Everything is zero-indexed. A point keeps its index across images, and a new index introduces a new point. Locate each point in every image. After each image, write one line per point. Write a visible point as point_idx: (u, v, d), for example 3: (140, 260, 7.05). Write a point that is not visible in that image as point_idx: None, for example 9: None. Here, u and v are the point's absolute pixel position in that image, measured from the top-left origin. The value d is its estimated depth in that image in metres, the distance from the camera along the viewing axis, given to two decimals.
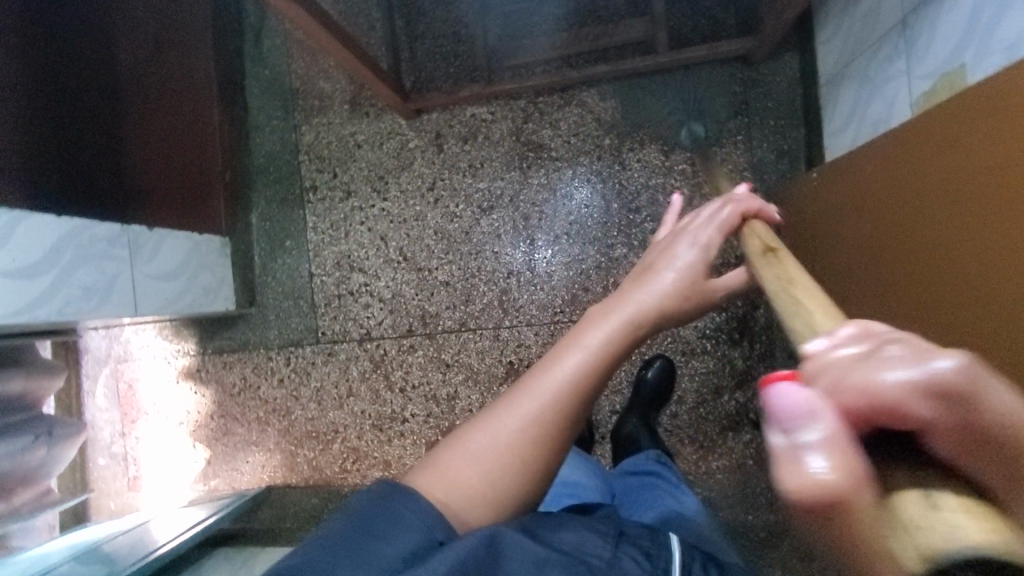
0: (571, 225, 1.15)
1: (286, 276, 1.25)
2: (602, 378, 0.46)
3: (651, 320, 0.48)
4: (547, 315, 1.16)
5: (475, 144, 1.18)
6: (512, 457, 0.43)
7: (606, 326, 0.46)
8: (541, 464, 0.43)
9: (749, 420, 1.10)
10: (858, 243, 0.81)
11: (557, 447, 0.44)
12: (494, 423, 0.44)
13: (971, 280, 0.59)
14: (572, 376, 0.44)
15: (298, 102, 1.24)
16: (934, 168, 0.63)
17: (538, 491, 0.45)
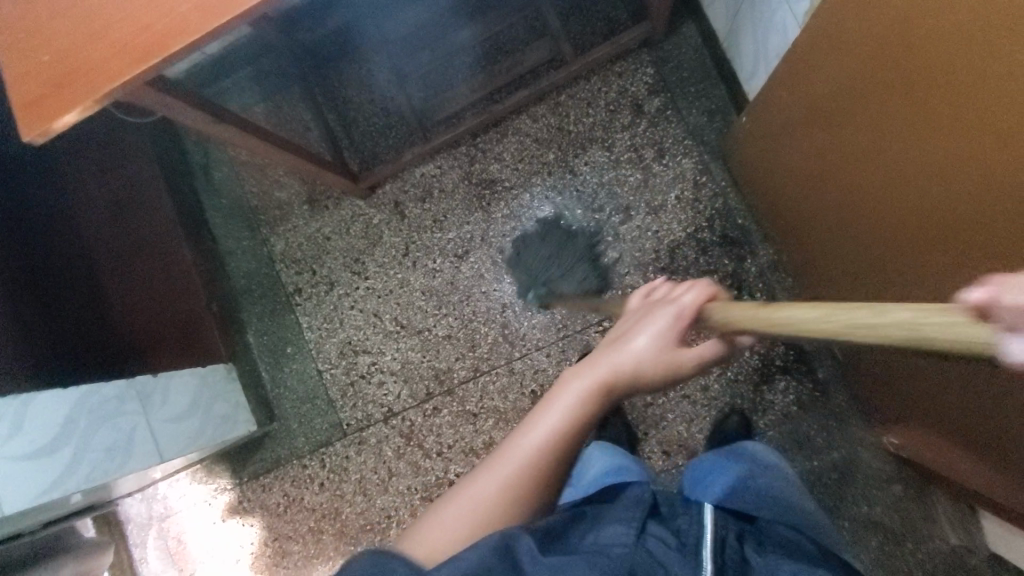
0: (547, 244, 1.18)
1: (297, 382, 1.27)
2: (569, 450, 0.52)
3: (626, 381, 0.53)
4: (552, 333, 1.17)
5: (433, 200, 1.23)
6: (488, 519, 0.49)
7: (579, 395, 0.52)
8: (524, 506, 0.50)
9: (778, 368, 1.09)
10: (811, 157, 0.82)
11: (541, 490, 0.51)
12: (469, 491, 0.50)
13: (904, 166, 0.64)
14: (540, 445, 0.51)
15: (261, 218, 1.30)
16: (866, 68, 0.63)
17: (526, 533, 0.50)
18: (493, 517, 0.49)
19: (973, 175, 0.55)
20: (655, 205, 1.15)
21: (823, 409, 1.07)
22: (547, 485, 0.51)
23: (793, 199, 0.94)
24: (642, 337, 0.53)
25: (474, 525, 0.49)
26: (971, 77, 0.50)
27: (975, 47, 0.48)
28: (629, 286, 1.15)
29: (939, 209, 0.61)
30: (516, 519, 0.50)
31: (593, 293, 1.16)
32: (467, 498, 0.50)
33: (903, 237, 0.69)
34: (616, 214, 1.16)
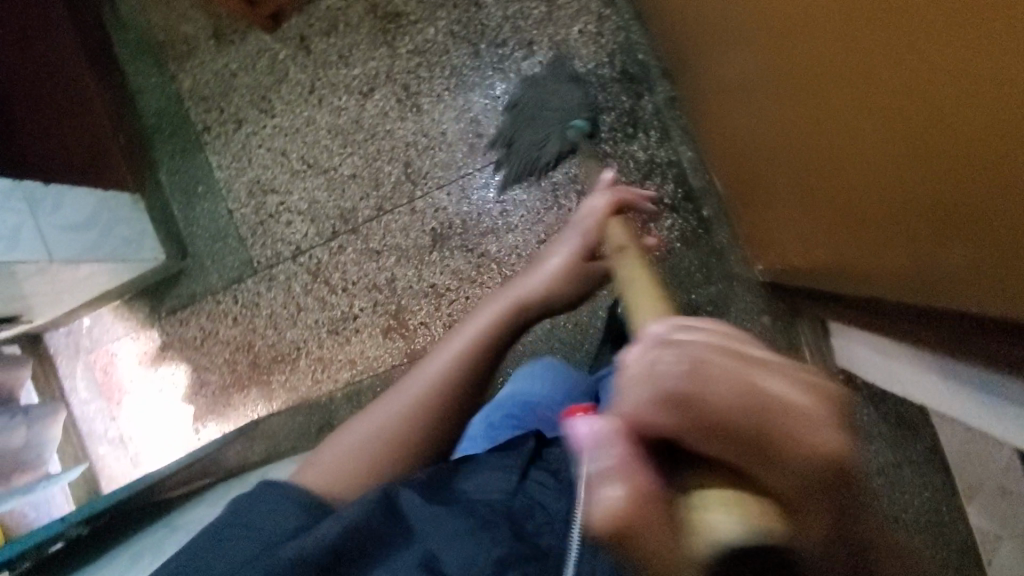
0: (450, 80, 1.17)
1: (208, 221, 1.29)
2: (422, 418, 0.66)
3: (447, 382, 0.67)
4: (452, 173, 1.19)
5: (338, 34, 1.21)
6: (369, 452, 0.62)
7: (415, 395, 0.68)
8: (385, 459, 0.63)
9: (666, 207, 1.11)
10: (776, 26, 0.66)
11: (409, 444, 0.65)
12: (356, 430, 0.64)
13: (884, 46, 0.48)
14: (409, 405, 0.66)
15: (168, 53, 1.28)
16: (874, 72, 0.50)
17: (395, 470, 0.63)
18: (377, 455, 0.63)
19: (950, 144, 0.44)
20: (557, 40, 1.13)
21: (704, 244, 1.10)
22: (405, 446, 0.64)
23: (761, 155, 0.85)
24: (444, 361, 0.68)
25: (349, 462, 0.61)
26: (988, 170, 0.41)
27: (996, 93, 0.37)
28: (528, 124, 1.15)
29: (904, 223, 0.55)
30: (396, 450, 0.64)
31: (493, 132, 1.17)
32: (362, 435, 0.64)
33: (863, 134, 0.56)
34: (518, 50, 1.15)
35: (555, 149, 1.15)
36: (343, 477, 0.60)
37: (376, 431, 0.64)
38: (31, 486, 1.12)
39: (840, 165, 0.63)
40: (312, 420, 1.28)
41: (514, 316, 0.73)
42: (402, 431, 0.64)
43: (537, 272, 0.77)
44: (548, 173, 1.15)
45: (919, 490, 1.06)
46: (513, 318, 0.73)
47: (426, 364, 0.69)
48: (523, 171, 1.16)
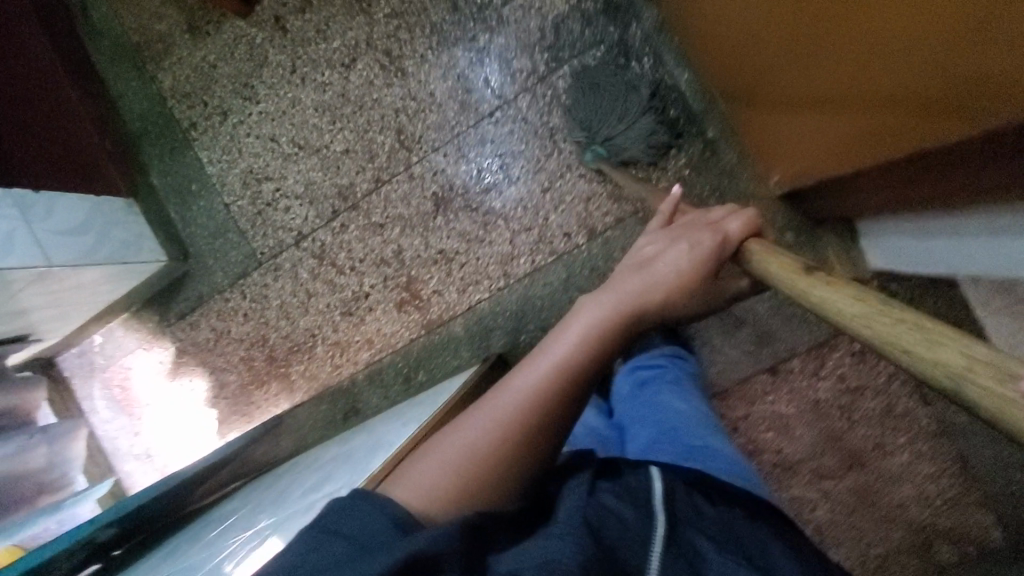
0: (431, 38, 1.15)
1: (207, 219, 1.27)
2: (537, 412, 0.55)
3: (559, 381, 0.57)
4: (447, 132, 1.16)
5: (313, 10, 1.19)
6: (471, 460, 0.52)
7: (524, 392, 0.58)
8: (496, 464, 0.53)
9: (670, 135, 1.08)
10: None
11: (514, 453, 0.54)
12: (457, 434, 0.54)
13: None
14: (515, 401, 0.56)
15: (145, 55, 1.27)
16: None
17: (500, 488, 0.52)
18: (486, 456, 0.53)
19: None
20: None
21: (714, 168, 1.07)
22: (523, 445, 0.54)
23: (766, 66, 0.83)
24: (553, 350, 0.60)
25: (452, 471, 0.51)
26: None
27: None
28: (517, 72, 1.13)
29: (914, 75, 0.52)
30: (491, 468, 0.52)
31: (482, 85, 1.14)
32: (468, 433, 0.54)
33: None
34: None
35: (548, 93, 1.12)
36: (443, 488, 0.50)
37: (482, 431, 0.54)
38: (64, 496, 1.14)
39: (835, 40, 0.63)
40: (338, 407, 1.25)
41: (627, 320, 0.66)
42: (511, 429, 0.54)
43: (664, 255, 0.74)
44: (544, 119, 1.13)
45: None
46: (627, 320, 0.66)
47: (542, 353, 0.60)
48: (518, 121, 1.14)
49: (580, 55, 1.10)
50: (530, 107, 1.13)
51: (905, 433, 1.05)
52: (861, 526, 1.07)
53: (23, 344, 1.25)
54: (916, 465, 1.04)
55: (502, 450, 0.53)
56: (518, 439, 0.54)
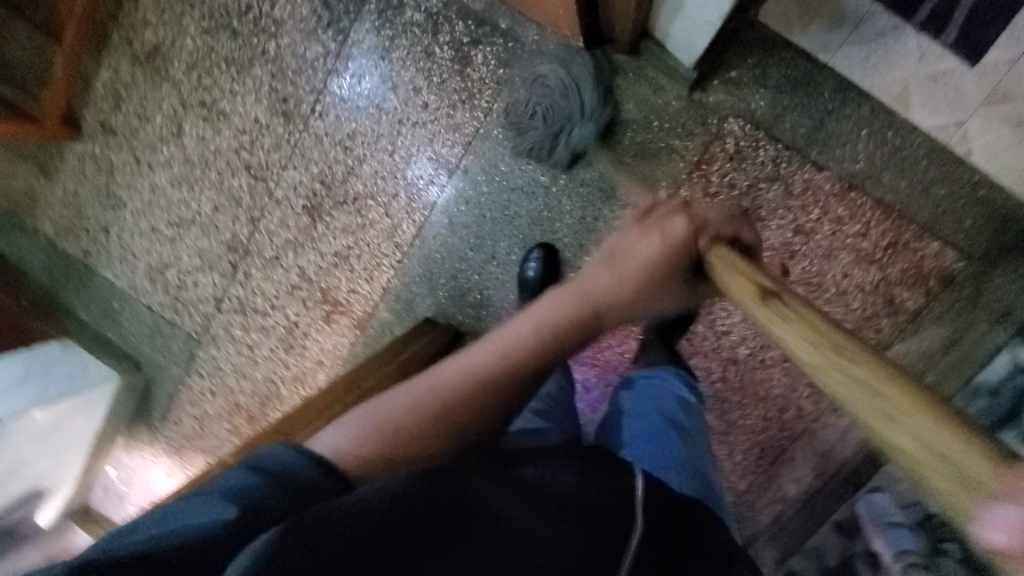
0: (231, 72, 1.18)
1: (138, 325, 1.35)
2: (486, 395, 0.55)
3: (533, 344, 0.59)
4: (285, 146, 1.19)
5: (126, 100, 1.25)
6: (392, 429, 0.52)
7: (531, 326, 0.60)
8: (425, 426, 0.53)
9: (469, 44, 1.07)
10: None
11: (450, 428, 0.54)
12: (388, 399, 0.54)
13: None
14: (482, 362, 0.57)
15: (21, 213, 1.36)
16: None
17: (421, 444, 0.52)
18: (424, 418, 0.53)
19: None
20: None
21: (522, 53, 1.06)
22: (452, 414, 0.54)
23: None
24: (631, 256, 0.67)
25: (373, 436, 0.51)
26: None
27: None
28: (314, 60, 1.14)
29: None
30: (432, 423, 0.53)
31: (292, 89, 1.16)
32: (399, 396, 0.54)
33: None
34: (261, 4, 1.14)
35: (349, 64, 1.13)
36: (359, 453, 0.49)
37: (432, 383, 0.55)
38: None
39: None
40: None
41: (592, 312, 0.63)
42: (430, 407, 0.54)
43: (629, 262, 0.67)
44: (358, 89, 1.13)
45: (856, 133, 0.98)
46: (610, 307, 0.65)
47: (512, 321, 0.61)
48: (337, 103, 1.15)
49: (358, 15, 1.11)
50: (341, 86, 1.14)
51: (817, 206, 1.01)
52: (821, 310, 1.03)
53: (40, 503, 1.33)
54: (842, 230, 1.00)
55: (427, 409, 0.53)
56: (458, 413, 0.54)
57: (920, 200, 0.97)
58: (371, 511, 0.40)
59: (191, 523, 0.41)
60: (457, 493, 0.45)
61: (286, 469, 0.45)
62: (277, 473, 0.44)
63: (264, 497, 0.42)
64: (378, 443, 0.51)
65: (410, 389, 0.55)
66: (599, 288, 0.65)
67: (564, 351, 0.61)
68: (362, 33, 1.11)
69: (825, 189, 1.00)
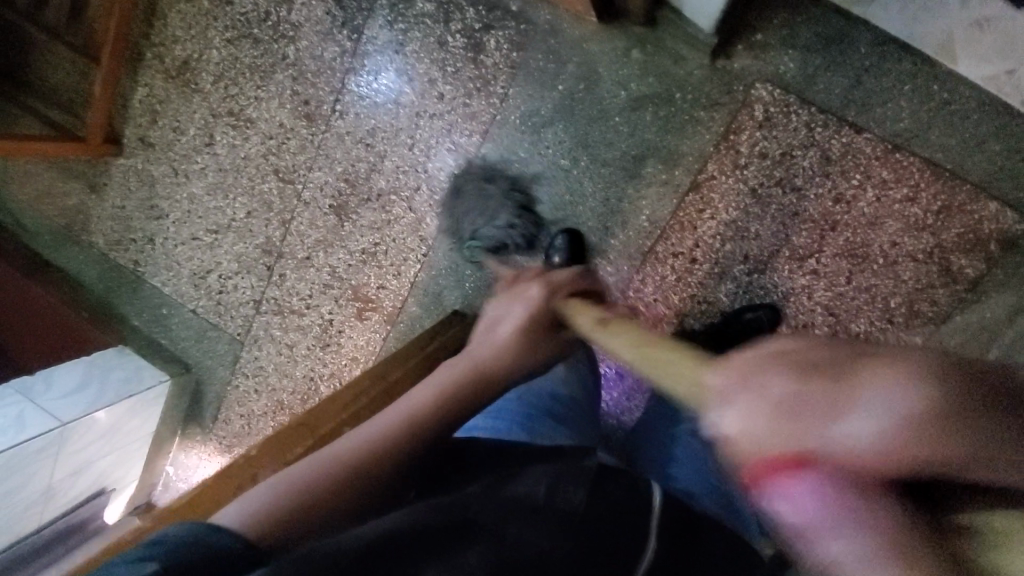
0: (255, 79, 1.21)
1: (186, 329, 1.41)
2: (375, 463, 0.57)
3: (416, 414, 0.61)
4: (310, 147, 1.21)
5: (161, 115, 1.30)
6: (287, 496, 0.54)
7: (416, 398, 0.63)
8: (315, 492, 0.55)
9: (482, 30, 1.06)
10: None
11: (343, 494, 0.56)
12: (280, 477, 0.57)
13: None
14: (368, 435, 0.60)
15: (77, 229, 1.45)
16: None
17: (315, 508, 0.54)
18: (315, 483, 0.55)
19: None
20: None
21: (535, 34, 1.04)
22: (346, 481, 0.56)
23: None
24: (507, 322, 0.72)
25: (271, 501, 0.54)
26: None
27: None
28: (331, 60, 1.15)
29: None
30: (320, 491, 0.55)
31: (313, 91, 1.18)
32: (290, 473, 0.57)
33: None
34: (279, 10, 1.16)
35: (366, 61, 1.14)
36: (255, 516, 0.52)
37: (322, 456, 0.58)
38: None
39: None
40: None
41: (480, 376, 0.66)
42: (321, 473, 0.56)
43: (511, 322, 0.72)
44: (376, 85, 1.14)
45: (897, 89, 0.91)
46: (502, 367, 0.68)
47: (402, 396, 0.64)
48: (357, 101, 1.16)
49: (372, 11, 1.11)
50: (359, 84, 1.15)
51: (859, 171, 0.94)
52: (869, 283, 0.96)
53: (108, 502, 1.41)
54: (888, 194, 0.93)
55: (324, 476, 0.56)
56: (352, 478, 0.56)
57: (971, 156, 0.91)
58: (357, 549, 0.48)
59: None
60: (448, 511, 0.53)
61: (204, 538, 0.48)
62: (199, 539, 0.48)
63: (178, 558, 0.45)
64: (267, 510, 0.53)
65: (302, 464, 0.58)
66: (485, 357, 0.68)
67: (466, 410, 0.64)
68: (376, 29, 1.12)
69: (867, 152, 0.93)
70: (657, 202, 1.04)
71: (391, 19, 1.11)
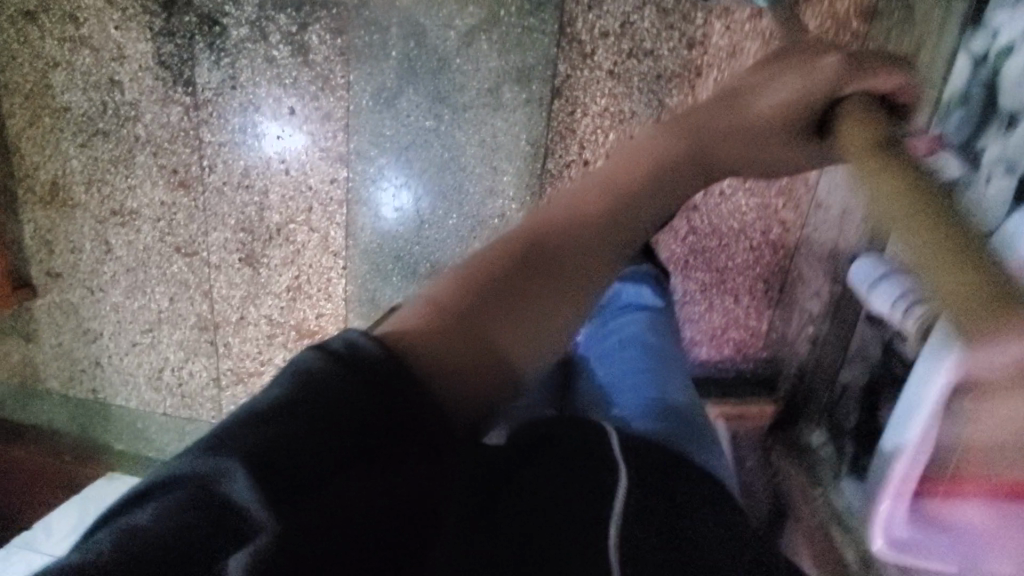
0: (121, 170, 1.20)
1: (165, 434, 1.40)
2: (536, 274, 0.65)
3: (583, 235, 0.71)
4: (198, 212, 1.20)
5: (55, 242, 1.30)
6: (452, 303, 0.58)
7: (580, 217, 0.73)
8: (476, 300, 0.59)
9: (299, 30, 1.04)
10: None
11: (503, 302, 0.61)
12: (452, 277, 0.62)
13: None
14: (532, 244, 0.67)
15: (29, 383, 1.45)
16: None
17: (469, 320, 0.57)
18: (483, 282, 0.61)
19: None
20: (115, 54, 1.12)
21: (349, 12, 1.02)
22: (505, 286, 0.62)
23: None
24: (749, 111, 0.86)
25: (438, 302, 0.58)
26: None
27: None
28: (179, 122, 1.14)
29: None
30: (481, 296, 0.60)
31: (176, 158, 1.17)
32: (461, 269, 0.64)
33: None
34: (112, 95, 1.15)
35: (211, 109, 1.12)
36: (415, 315, 0.56)
37: (492, 256, 0.65)
38: None
39: None
40: None
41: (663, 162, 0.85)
42: (489, 275, 0.62)
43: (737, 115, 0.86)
44: (229, 127, 1.13)
45: None
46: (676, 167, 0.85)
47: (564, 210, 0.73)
48: (219, 150, 1.15)
49: (194, 58, 1.09)
50: (214, 132, 1.14)
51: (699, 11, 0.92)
52: None
53: None
54: (733, 21, 0.92)
55: (496, 274, 0.63)
56: (507, 286, 0.62)
57: None
58: (377, 507, 0.44)
59: (232, 489, 0.40)
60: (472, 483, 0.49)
61: (282, 386, 0.44)
62: (262, 412, 0.43)
63: (195, 492, 0.40)
64: (433, 308, 0.57)
65: (477, 261, 0.64)
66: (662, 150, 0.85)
67: (600, 243, 0.72)
68: (205, 72, 1.10)
69: None
70: (529, 122, 1.01)
71: (214, 58, 1.09)
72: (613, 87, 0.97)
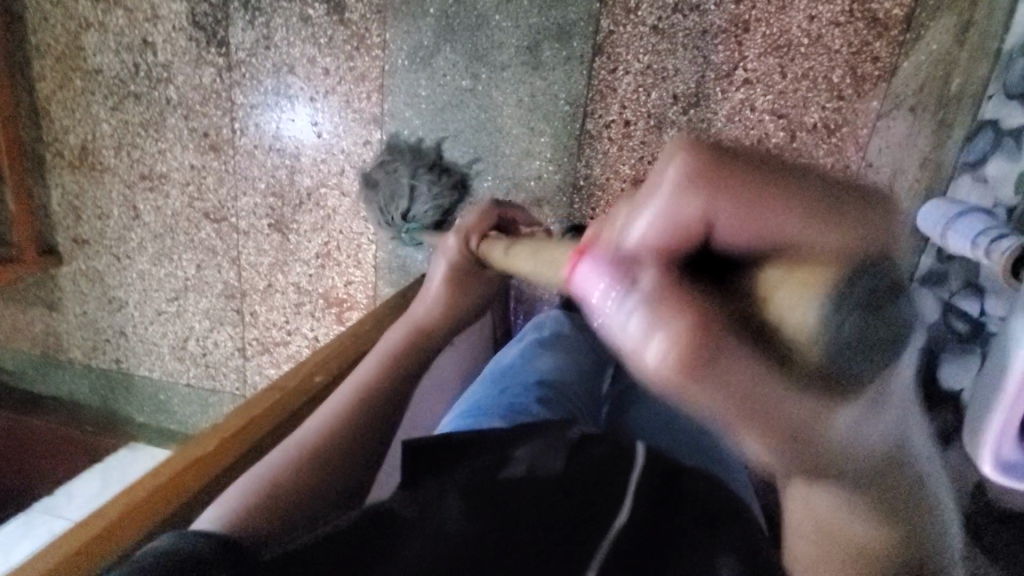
0: (152, 134, 1.19)
1: (188, 405, 1.39)
2: (358, 417, 0.62)
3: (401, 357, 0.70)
4: (227, 176, 1.19)
5: (83, 208, 1.29)
6: (290, 472, 0.56)
7: (388, 355, 0.71)
8: (311, 468, 0.56)
9: None
10: None
11: (334, 453, 0.59)
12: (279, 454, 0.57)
13: None
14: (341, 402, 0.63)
15: (52, 352, 1.44)
16: None
17: (314, 476, 0.56)
18: (312, 453, 0.58)
19: None
20: (149, 14, 1.11)
21: None
22: (333, 447, 0.59)
23: None
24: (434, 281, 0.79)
25: (272, 483, 0.54)
26: None
27: None
28: (211, 83, 1.13)
29: None
30: (313, 458, 0.57)
31: (207, 120, 1.16)
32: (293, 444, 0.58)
33: None
34: (145, 56, 1.14)
35: (244, 70, 1.11)
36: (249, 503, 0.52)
37: (310, 431, 0.60)
38: None
39: None
40: None
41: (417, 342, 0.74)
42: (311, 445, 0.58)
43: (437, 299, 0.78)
44: (262, 89, 1.11)
45: None
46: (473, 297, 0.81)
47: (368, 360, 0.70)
48: (250, 113, 1.13)
49: (229, 18, 1.09)
50: (246, 94, 1.12)
51: None
52: (806, 68, 0.91)
53: None
54: None
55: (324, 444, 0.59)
56: (336, 444, 0.59)
57: None
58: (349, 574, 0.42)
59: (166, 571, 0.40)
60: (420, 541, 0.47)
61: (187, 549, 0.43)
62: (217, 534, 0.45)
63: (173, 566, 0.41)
64: (271, 491, 0.53)
65: (293, 443, 0.59)
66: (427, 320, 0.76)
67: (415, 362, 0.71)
68: (239, 33, 1.09)
69: None
70: (568, 81, 0.99)
71: (248, 19, 1.08)
72: (658, 43, 0.95)
